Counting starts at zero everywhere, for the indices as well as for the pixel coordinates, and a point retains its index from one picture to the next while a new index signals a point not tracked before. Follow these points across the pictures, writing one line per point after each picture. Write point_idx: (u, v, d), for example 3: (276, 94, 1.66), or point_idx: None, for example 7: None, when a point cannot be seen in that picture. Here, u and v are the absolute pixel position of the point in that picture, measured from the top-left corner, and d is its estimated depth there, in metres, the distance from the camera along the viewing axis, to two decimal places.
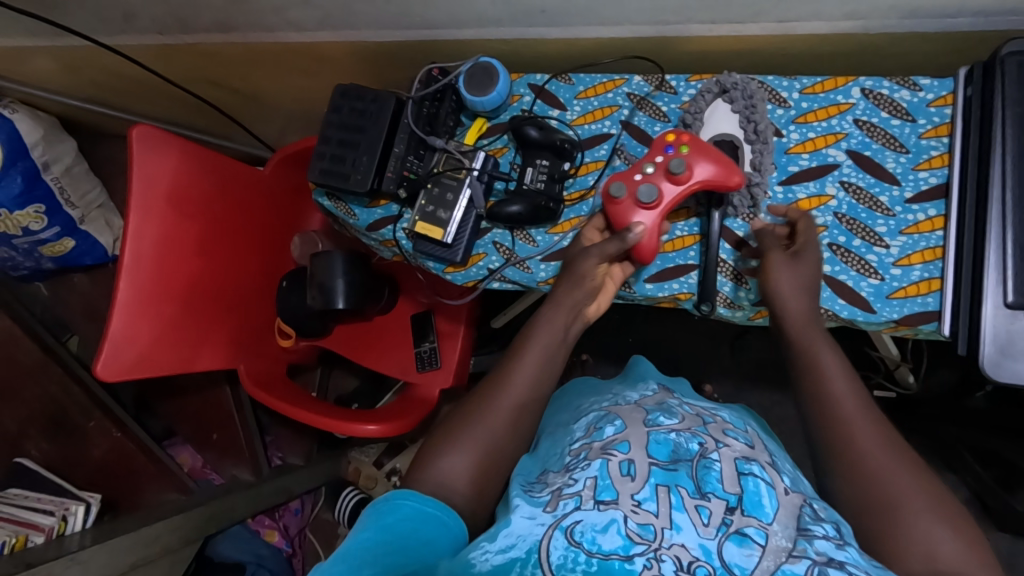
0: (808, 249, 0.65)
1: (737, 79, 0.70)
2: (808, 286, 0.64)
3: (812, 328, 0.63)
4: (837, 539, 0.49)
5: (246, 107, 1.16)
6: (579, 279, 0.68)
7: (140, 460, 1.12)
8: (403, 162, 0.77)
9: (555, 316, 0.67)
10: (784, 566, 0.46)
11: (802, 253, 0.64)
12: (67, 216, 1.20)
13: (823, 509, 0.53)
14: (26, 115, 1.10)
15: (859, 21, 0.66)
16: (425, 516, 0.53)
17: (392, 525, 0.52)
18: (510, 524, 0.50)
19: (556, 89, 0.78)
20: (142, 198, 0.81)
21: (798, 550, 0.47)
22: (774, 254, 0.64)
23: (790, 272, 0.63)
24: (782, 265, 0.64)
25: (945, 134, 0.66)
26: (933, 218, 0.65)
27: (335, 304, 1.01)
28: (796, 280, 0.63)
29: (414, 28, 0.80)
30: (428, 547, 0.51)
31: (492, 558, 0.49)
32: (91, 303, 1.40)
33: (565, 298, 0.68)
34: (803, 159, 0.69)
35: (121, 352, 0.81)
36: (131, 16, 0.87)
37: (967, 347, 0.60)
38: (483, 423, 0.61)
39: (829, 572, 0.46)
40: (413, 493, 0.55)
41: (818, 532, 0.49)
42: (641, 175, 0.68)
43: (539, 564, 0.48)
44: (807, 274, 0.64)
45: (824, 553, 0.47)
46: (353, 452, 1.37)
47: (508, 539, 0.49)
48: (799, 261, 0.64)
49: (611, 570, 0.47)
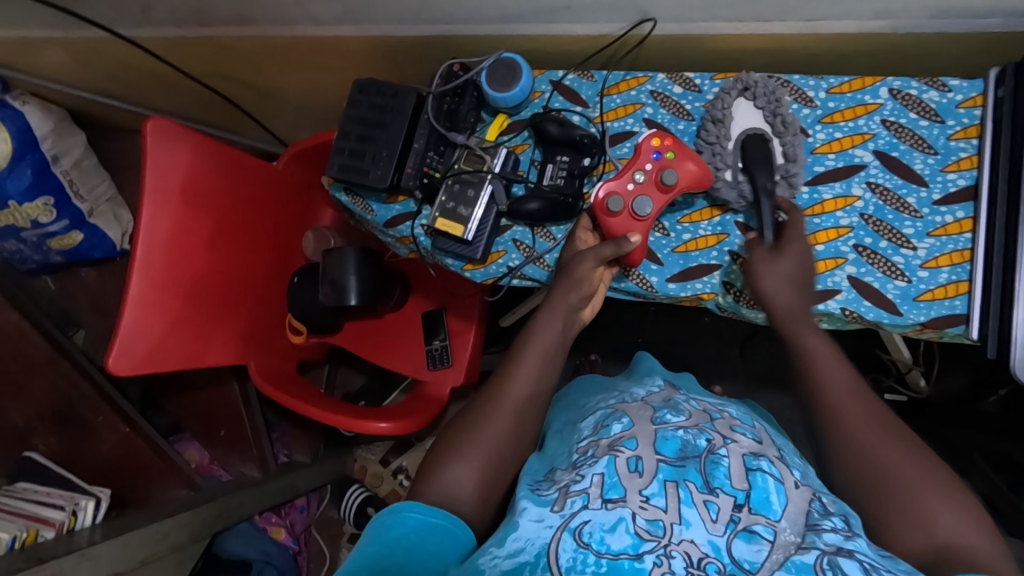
0: (795, 242, 0.65)
1: (757, 78, 0.69)
2: (795, 280, 0.64)
3: (800, 322, 0.63)
4: (846, 531, 0.47)
5: (259, 102, 1.15)
6: (573, 284, 0.68)
7: (147, 456, 1.10)
8: (423, 158, 0.76)
9: (552, 320, 0.68)
10: (793, 557, 0.45)
11: (788, 247, 0.64)
12: (76, 210, 1.19)
13: (831, 503, 0.51)
14: (37, 107, 1.09)
15: (889, 21, 0.66)
16: (430, 527, 0.52)
17: (398, 539, 0.51)
18: (517, 529, 0.49)
19: (578, 86, 0.77)
20: (155, 191, 0.81)
21: (806, 541, 0.45)
22: (758, 251, 0.65)
23: (771, 267, 0.63)
24: (764, 262, 0.64)
25: (974, 136, 0.65)
26: (962, 220, 0.65)
27: (347, 301, 1.00)
28: (779, 276, 0.63)
29: (435, 23, 0.79)
30: (434, 557, 0.50)
31: (501, 564, 0.47)
32: (98, 297, 1.39)
33: (560, 299, 0.69)
34: (829, 159, 0.69)
35: (132, 346, 0.80)
36: (149, 8, 0.86)
37: (996, 350, 0.60)
38: (503, 424, 0.61)
39: (840, 563, 0.44)
40: (418, 504, 0.54)
41: (827, 525, 0.47)
42: (632, 184, 0.69)
43: (548, 568, 0.46)
44: (791, 268, 0.64)
45: (832, 543, 0.46)
46: (359, 450, 1.37)
47: (517, 543, 0.48)
48: (783, 256, 0.64)
49: (621, 571, 0.45)
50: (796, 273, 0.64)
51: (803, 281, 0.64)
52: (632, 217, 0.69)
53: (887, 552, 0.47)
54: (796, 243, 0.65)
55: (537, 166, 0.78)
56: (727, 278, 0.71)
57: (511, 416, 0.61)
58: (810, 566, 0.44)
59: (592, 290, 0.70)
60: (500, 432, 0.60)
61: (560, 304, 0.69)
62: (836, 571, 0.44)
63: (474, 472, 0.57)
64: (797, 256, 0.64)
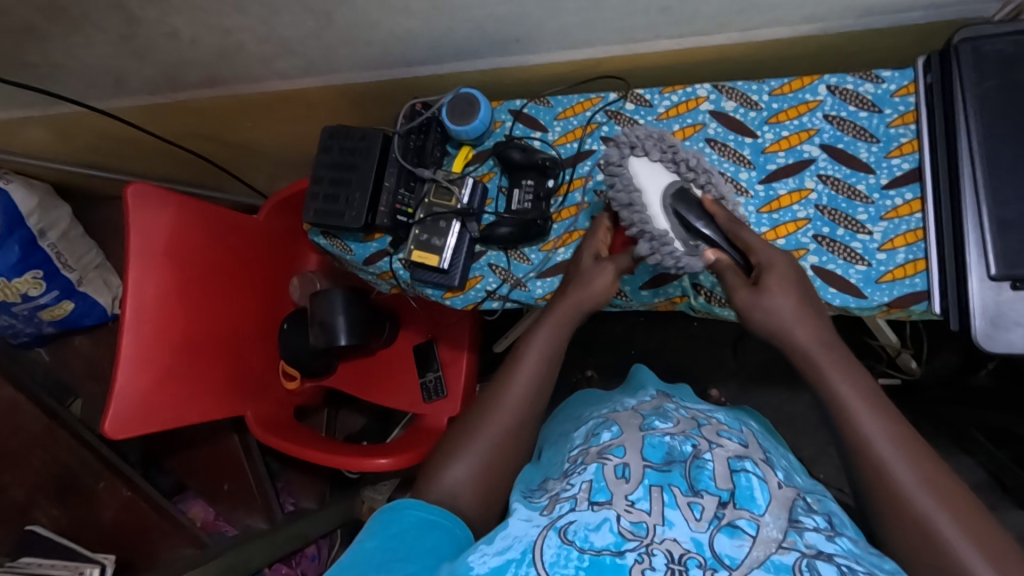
0: (777, 273, 0.59)
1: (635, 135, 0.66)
2: (803, 312, 0.58)
3: (815, 358, 0.56)
4: (827, 530, 0.48)
5: (238, 157, 1.19)
6: (585, 289, 0.66)
7: (153, 518, 1.12)
8: (395, 196, 0.79)
9: (556, 326, 0.65)
10: (773, 556, 0.45)
11: (770, 282, 0.59)
12: (65, 280, 1.21)
13: (816, 503, 0.53)
14: (21, 185, 1.12)
15: (818, 24, 0.69)
16: (430, 524, 0.52)
17: (398, 534, 0.51)
18: (508, 526, 0.50)
19: (536, 112, 0.81)
20: (141, 254, 0.83)
21: (787, 540, 0.46)
22: (740, 292, 0.60)
23: (766, 303, 0.58)
24: (752, 303, 0.59)
25: (912, 122, 0.69)
26: (911, 202, 0.68)
27: (336, 342, 1.02)
28: (774, 319, 0.58)
29: (395, 67, 0.83)
30: (431, 552, 0.50)
31: (490, 560, 0.47)
32: (93, 364, 1.40)
33: (568, 302, 0.66)
34: (779, 157, 0.72)
35: (128, 407, 0.81)
36: (121, 79, 0.90)
37: (959, 321, 0.62)
38: (502, 429, 0.60)
39: (817, 563, 0.44)
40: (418, 502, 0.54)
41: (809, 523, 0.48)
42: None
43: (533, 562, 0.46)
44: (786, 305, 0.58)
45: (813, 545, 0.46)
46: (366, 491, 1.33)
47: (506, 540, 0.49)
48: (771, 295, 0.58)
49: (603, 567, 0.45)
50: (790, 312, 0.58)
51: (812, 308, 0.59)
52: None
53: (874, 548, 0.48)
54: (778, 274, 0.59)
55: (504, 192, 0.81)
56: (696, 280, 0.73)
57: (507, 414, 0.61)
58: (789, 566, 0.44)
59: (600, 303, 0.67)
60: (498, 434, 0.60)
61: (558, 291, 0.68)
62: (813, 572, 0.44)
63: (475, 480, 0.58)
64: (785, 290, 0.59)
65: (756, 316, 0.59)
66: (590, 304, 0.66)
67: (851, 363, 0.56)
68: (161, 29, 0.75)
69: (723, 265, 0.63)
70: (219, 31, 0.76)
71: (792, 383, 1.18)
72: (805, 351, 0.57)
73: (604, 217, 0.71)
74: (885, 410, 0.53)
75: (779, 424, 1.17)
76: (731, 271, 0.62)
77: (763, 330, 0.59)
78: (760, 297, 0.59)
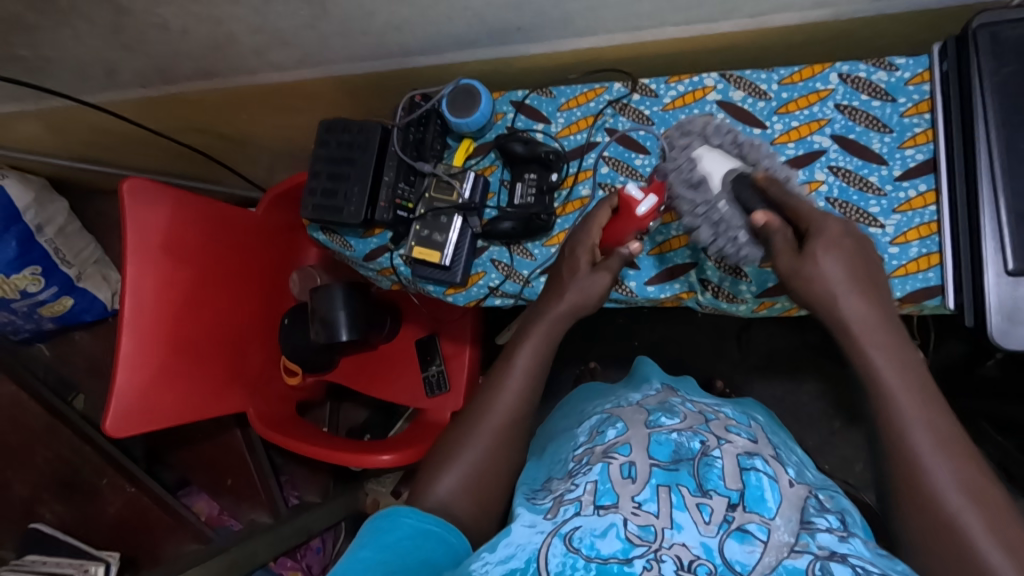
0: (825, 236, 0.55)
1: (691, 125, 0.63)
2: (855, 280, 0.54)
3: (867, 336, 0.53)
4: (840, 532, 0.47)
5: (234, 150, 1.17)
6: (578, 288, 0.65)
7: (155, 513, 1.11)
8: (394, 190, 0.77)
9: (552, 323, 0.65)
10: (785, 561, 0.44)
11: (816, 247, 0.54)
12: (64, 276, 1.20)
13: (829, 500, 0.52)
14: (16, 180, 1.11)
15: (830, 9, 0.67)
16: (425, 533, 0.51)
17: (393, 545, 0.50)
18: (510, 534, 0.49)
19: (538, 103, 0.79)
20: (139, 250, 0.81)
21: (800, 545, 0.44)
22: (783, 258, 0.55)
23: (813, 269, 0.54)
24: (799, 269, 0.55)
25: (926, 111, 0.67)
26: (924, 193, 0.66)
27: (337, 337, 1.01)
28: (825, 285, 0.54)
29: (392, 57, 0.81)
30: (427, 565, 0.49)
31: (491, 570, 0.47)
32: (94, 359, 1.40)
33: (570, 300, 0.64)
34: (789, 148, 0.70)
35: (129, 406, 0.81)
36: (113, 72, 0.88)
37: (973, 318, 0.61)
38: (503, 431, 0.59)
39: (832, 568, 0.43)
40: (414, 510, 0.53)
41: (821, 525, 0.47)
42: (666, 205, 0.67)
43: (537, 572, 0.45)
44: (833, 271, 0.54)
45: (827, 547, 0.45)
46: (370, 483, 1.34)
47: (509, 549, 0.48)
48: (818, 260, 0.54)
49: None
50: (839, 277, 0.54)
51: (866, 279, 0.55)
52: (642, 225, 0.66)
53: (883, 549, 0.47)
54: (826, 237, 0.55)
55: (507, 186, 0.79)
56: (704, 275, 0.73)
57: (510, 414, 0.60)
58: (802, 571, 0.43)
59: (594, 310, 0.66)
60: (499, 437, 0.59)
61: (556, 289, 0.66)
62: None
63: (480, 483, 0.57)
64: (832, 255, 0.54)
65: (800, 286, 0.55)
66: (581, 312, 0.66)
67: (908, 343, 0.53)
68: (151, 20, 0.73)
69: (774, 225, 0.56)
70: (211, 22, 0.73)
71: (798, 373, 1.17)
72: (846, 329, 0.54)
73: (597, 213, 0.67)
74: (933, 396, 0.51)
75: (784, 414, 1.16)
76: (772, 237, 0.56)
77: (810, 300, 0.56)
78: (803, 264, 0.54)
